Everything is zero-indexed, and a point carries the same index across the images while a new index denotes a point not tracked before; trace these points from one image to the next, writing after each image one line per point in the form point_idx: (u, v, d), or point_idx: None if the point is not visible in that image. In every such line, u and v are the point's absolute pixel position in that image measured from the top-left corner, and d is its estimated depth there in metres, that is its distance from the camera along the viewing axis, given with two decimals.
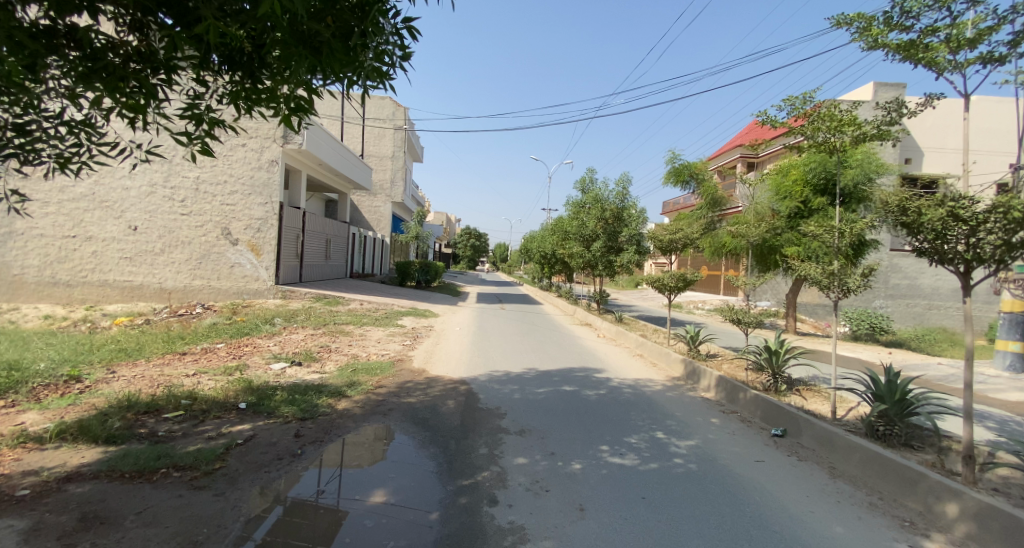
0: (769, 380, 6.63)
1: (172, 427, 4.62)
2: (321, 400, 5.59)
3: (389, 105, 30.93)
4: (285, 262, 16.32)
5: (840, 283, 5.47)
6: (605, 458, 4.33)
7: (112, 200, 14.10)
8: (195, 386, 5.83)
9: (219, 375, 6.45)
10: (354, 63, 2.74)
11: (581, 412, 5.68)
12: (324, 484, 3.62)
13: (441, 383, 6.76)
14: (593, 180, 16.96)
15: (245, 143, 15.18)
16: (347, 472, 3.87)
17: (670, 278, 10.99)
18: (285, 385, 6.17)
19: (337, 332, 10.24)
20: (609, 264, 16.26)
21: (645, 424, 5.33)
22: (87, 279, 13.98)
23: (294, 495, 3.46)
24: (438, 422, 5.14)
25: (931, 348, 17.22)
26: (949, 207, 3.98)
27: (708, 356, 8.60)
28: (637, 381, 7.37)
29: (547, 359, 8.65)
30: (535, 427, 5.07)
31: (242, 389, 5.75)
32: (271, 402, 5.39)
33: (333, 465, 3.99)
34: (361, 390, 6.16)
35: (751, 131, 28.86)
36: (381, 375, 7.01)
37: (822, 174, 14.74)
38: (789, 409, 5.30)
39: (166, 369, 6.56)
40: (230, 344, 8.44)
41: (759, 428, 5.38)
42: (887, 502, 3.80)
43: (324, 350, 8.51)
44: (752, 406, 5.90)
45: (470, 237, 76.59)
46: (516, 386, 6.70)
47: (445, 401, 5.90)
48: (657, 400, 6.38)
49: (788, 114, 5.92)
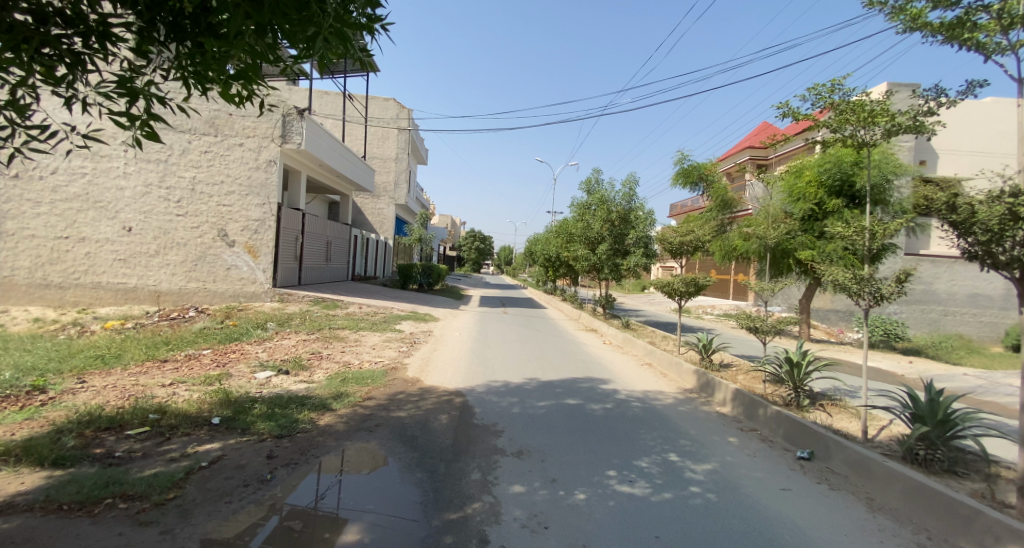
0: (790, 394, 6.10)
1: (132, 447, 4.19)
2: (302, 415, 5.14)
3: (393, 107, 30.64)
4: (282, 265, 15.91)
5: (873, 291, 4.91)
6: (612, 487, 3.84)
7: (106, 200, 13.80)
8: (168, 399, 5.41)
9: (197, 384, 6.03)
10: (308, 21, 2.37)
11: (586, 429, 5.20)
12: (322, 492, 3.55)
13: (435, 394, 6.30)
14: (599, 181, 16.50)
15: (242, 143, 14.73)
16: (347, 480, 3.78)
17: (680, 282, 10.44)
18: (266, 396, 5.72)
19: (330, 338, 9.82)
20: (615, 267, 15.71)
21: (656, 445, 4.83)
22: (80, 281, 13.71)
23: (291, 503, 3.38)
24: (428, 441, 4.66)
25: (949, 356, 16.52)
26: (1009, 204, 3.43)
27: (721, 367, 8.07)
28: (646, 393, 6.87)
29: (549, 368, 8.20)
30: (535, 447, 4.59)
31: (218, 402, 5.32)
32: (248, 416, 4.96)
33: (333, 471, 3.92)
34: (348, 403, 5.71)
35: (761, 132, 28.33)
36: (371, 386, 6.56)
37: (837, 174, 14.52)
38: (816, 428, 4.77)
39: (140, 378, 6.15)
40: (216, 350, 8.04)
41: (783, 449, 4.86)
42: (936, 541, 3.24)
43: (314, 358, 8.08)
44: (773, 422, 5.37)
45: (475, 240, 75.86)
46: (516, 399, 6.23)
47: (437, 416, 5.43)
48: (668, 416, 5.87)
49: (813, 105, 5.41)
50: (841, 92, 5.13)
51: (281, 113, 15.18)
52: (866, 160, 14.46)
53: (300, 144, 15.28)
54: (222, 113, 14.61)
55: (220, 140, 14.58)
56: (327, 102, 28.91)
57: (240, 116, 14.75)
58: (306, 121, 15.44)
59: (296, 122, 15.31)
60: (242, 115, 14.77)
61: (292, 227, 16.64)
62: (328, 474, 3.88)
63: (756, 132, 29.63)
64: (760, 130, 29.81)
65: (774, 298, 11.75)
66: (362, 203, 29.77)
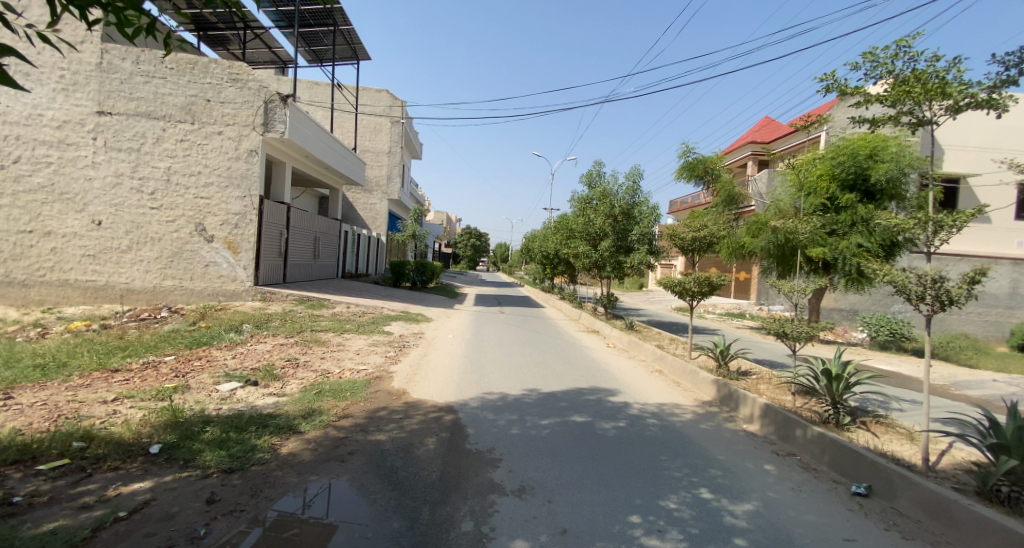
0: (827, 410, 5.32)
1: (38, 489, 3.33)
2: (262, 441, 4.31)
3: (386, 97, 29.57)
4: (264, 261, 14.98)
5: (937, 294, 4.14)
6: (638, 542, 3.04)
7: (73, 192, 12.90)
8: (103, 421, 4.57)
9: (146, 401, 5.18)
10: None
11: (599, 456, 4.41)
12: (311, 497, 3.41)
13: (422, 412, 5.48)
14: (601, 173, 15.72)
15: (221, 131, 13.77)
16: (338, 485, 3.64)
17: (692, 281, 9.65)
18: (223, 416, 4.89)
19: (310, 341, 8.97)
20: (617, 265, 14.97)
21: (682, 477, 4.03)
22: (46, 278, 12.84)
23: (277, 510, 3.23)
24: (410, 477, 3.84)
25: (960, 356, 15.88)
26: None
27: (740, 376, 7.31)
28: (661, 408, 6.07)
29: (551, 376, 7.42)
30: (540, 483, 3.80)
31: (161, 425, 4.48)
32: (194, 444, 4.13)
33: (324, 479, 3.72)
34: (319, 424, 4.89)
35: (765, 127, 27.56)
36: (349, 401, 5.75)
37: (852, 168, 13.89)
38: (871, 458, 3.99)
39: (80, 393, 5.32)
40: (180, 357, 7.20)
41: (832, 482, 4.05)
42: None
43: (289, 366, 7.22)
44: (816, 446, 4.57)
45: (471, 237, 74.80)
46: (514, 417, 5.42)
47: (423, 440, 4.62)
48: (692, 438, 5.06)
49: (868, 77, 4.75)
50: (906, 57, 4.45)
51: (263, 99, 14.08)
52: (882, 153, 13.77)
53: (284, 133, 14.24)
54: (199, 99, 13.63)
55: (197, 128, 13.63)
56: (318, 92, 27.90)
57: (219, 102, 13.76)
58: (290, 108, 14.38)
59: (279, 109, 14.21)
60: (221, 101, 13.78)
61: (276, 222, 15.75)
62: (288, 519, 3.11)
63: (759, 126, 28.91)
64: (763, 125, 29.07)
65: (800, 298, 10.85)
66: (353, 197, 28.82)
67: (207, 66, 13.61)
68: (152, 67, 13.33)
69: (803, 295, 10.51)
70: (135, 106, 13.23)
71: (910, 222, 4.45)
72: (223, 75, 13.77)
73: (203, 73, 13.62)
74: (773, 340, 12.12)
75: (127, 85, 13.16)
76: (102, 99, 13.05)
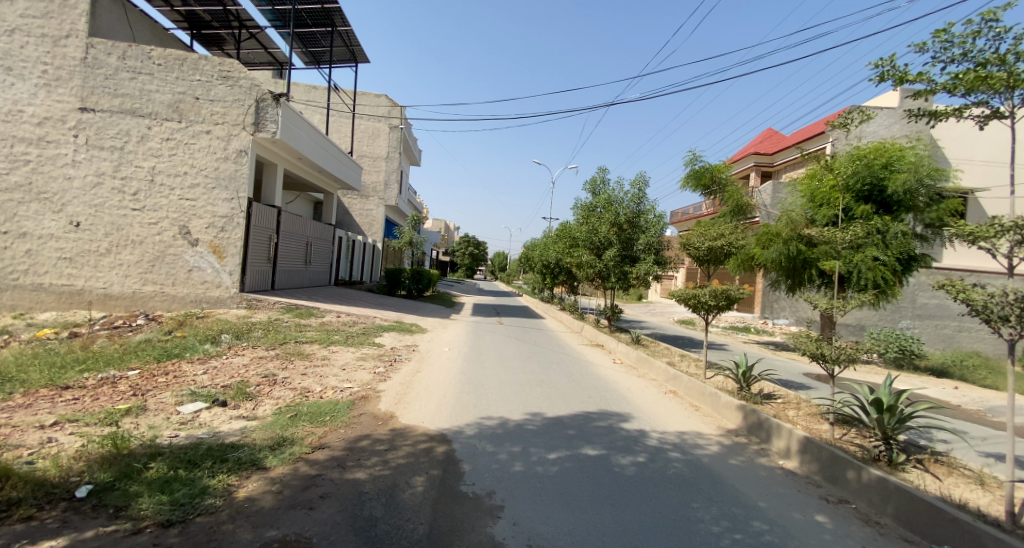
0: (878, 447, 4.67)
1: None
2: (216, 481, 3.58)
3: (384, 102, 29.04)
4: (252, 267, 14.24)
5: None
6: None
7: (51, 191, 12.21)
8: (32, 451, 3.81)
9: (90, 426, 4.42)
10: None
11: (620, 503, 3.69)
12: None
13: (410, 442, 4.76)
14: (605, 180, 15.17)
15: (209, 130, 13.15)
16: (303, 542, 2.93)
17: (708, 295, 8.99)
18: (178, 446, 4.14)
19: (293, 355, 8.24)
20: (623, 275, 14.30)
21: (723, 534, 3.33)
22: (19, 282, 12.11)
23: None
24: (393, 531, 3.13)
25: (975, 374, 15.27)
26: None
27: (765, 400, 6.63)
28: (683, 438, 5.36)
29: (556, 399, 6.71)
30: (550, 541, 3.09)
31: (98, 458, 3.71)
32: (133, 485, 3.37)
33: (287, 533, 3.02)
34: (288, 458, 4.14)
35: (772, 137, 27.23)
36: (328, 426, 5.04)
37: (867, 179, 13.41)
38: (954, 513, 3.29)
39: (15, 416, 4.57)
40: (144, 372, 6.45)
41: (905, 543, 3.35)
42: None
43: (265, 383, 6.48)
44: (875, 493, 3.89)
45: (470, 246, 73.93)
46: (517, 449, 4.71)
47: (410, 480, 3.90)
48: (724, 477, 4.37)
49: (942, 58, 4.21)
50: (993, 36, 3.91)
51: (255, 98, 13.41)
52: (899, 163, 13.25)
53: (276, 133, 13.57)
54: (187, 97, 13.01)
55: (185, 127, 13.00)
56: (316, 95, 27.35)
57: (207, 100, 13.13)
58: (283, 108, 13.69)
59: (271, 108, 13.54)
60: (210, 99, 13.16)
61: (265, 226, 15.05)
62: None
63: (766, 137, 28.55)
64: (767, 136, 28.65)
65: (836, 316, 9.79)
66: (350, 203, 28.27)
67: (196, 62, 13.02)
68: (139, 63, 12.70)
69: (843, 313, 9.47)
70: (120, 103, 12.61)
71: (988, 227, 3.82)
72: (213, 72, 13.15)
73: (192, 70, 13.00)
74: (795, 361, 11.43)
75: (112, 81, 12.54)
76: (86, 95, 12.42)
